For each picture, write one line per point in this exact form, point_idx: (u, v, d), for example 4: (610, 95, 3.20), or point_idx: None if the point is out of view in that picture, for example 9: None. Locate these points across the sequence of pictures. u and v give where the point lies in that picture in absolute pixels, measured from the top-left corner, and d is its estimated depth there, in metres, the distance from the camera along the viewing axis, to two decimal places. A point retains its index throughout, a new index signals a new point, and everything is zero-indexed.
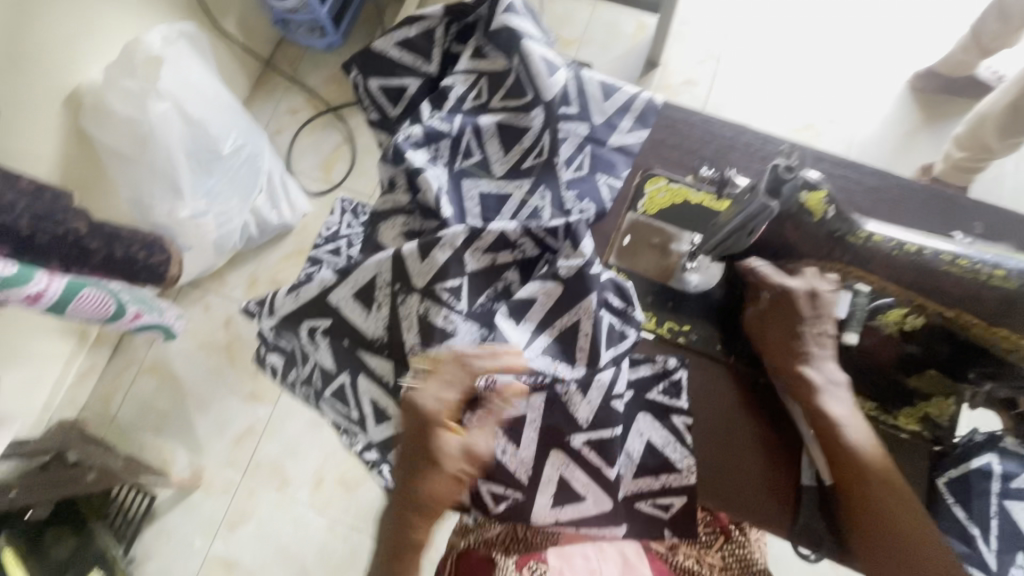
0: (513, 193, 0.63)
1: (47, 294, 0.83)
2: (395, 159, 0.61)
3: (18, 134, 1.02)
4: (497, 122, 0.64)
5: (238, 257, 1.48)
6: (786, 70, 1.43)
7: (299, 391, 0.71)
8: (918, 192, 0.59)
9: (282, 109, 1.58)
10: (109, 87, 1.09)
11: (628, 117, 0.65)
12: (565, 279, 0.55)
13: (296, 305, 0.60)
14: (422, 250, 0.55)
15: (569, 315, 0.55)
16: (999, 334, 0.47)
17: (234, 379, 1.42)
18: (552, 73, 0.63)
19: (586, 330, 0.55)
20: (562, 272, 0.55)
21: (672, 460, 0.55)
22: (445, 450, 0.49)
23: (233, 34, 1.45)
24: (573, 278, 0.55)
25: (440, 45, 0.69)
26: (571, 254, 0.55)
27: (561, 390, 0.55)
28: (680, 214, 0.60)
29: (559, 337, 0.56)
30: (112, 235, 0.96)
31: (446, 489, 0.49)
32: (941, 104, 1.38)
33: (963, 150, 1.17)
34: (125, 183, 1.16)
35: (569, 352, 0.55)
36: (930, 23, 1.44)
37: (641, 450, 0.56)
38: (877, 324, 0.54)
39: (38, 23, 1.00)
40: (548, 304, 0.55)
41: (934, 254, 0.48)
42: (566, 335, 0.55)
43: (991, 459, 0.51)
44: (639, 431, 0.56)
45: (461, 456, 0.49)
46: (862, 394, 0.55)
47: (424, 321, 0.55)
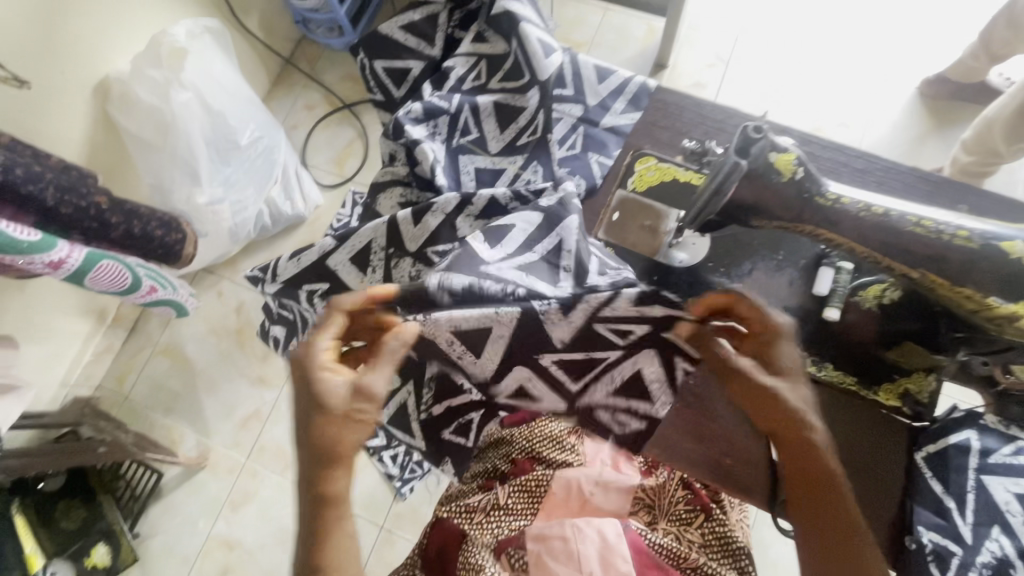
0: (507, 168, 0.67)
1: (68, 262, 0.87)
2: (395, 134, 0.65)
3: (49, 117, 1.07)
4: (495, 101, 0.67)
5: (252, 246, 1.52)
6: (795, 73, 1.44)
7: None
8: (904, 176, 0.61)
9: (300, 105, 1.64)
10: (137, 77, 1.15)
11: (621, 99, 0.67)
12: (547, 209, 0.60)
13: (298, 270, 0.62)
14: (415, 216, 0.60)
15: (551, 239, 0.59)
16: (963, 293, 0.45)
17: (243, 363, 1.46)
18: (548, 55, 0.65)
19: (569, 250, 0.58)
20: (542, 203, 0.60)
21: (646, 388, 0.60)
22: (333, 392, 0.50)
23: (255, 32, 1.51)
24: (552, 206, 0.59)
25: (443, 30, 0.73)
26: (550, 195, 0.60)
27: (539, 306, 0.54)
28: (667, 192, 0.61)
29: (544, 259, 0.58)
30: (131, 212, 1.01)
31: (342, 429, 0.49)
32: (952, 110, 1.38)
33: (971, 154, 1.16)
34: (147, 168, 1.21)
35: (552, 275, 0.57)
36: (941, 30, 1.44)
37: (628, 373, 0.59)
38: (857, 299, 0.55)
39: (74, 14, 1.07)
40: (527, 230, 0.59)
41: (900, 215, 0.45)
42: (551, 256, 0.58)
43: (970, 436, 0.52)
44: (635, 360, 0.59)
45: (349, 396, 0.50)
46: (840, 369, 0.56)
47: (416, 283, 0.60)
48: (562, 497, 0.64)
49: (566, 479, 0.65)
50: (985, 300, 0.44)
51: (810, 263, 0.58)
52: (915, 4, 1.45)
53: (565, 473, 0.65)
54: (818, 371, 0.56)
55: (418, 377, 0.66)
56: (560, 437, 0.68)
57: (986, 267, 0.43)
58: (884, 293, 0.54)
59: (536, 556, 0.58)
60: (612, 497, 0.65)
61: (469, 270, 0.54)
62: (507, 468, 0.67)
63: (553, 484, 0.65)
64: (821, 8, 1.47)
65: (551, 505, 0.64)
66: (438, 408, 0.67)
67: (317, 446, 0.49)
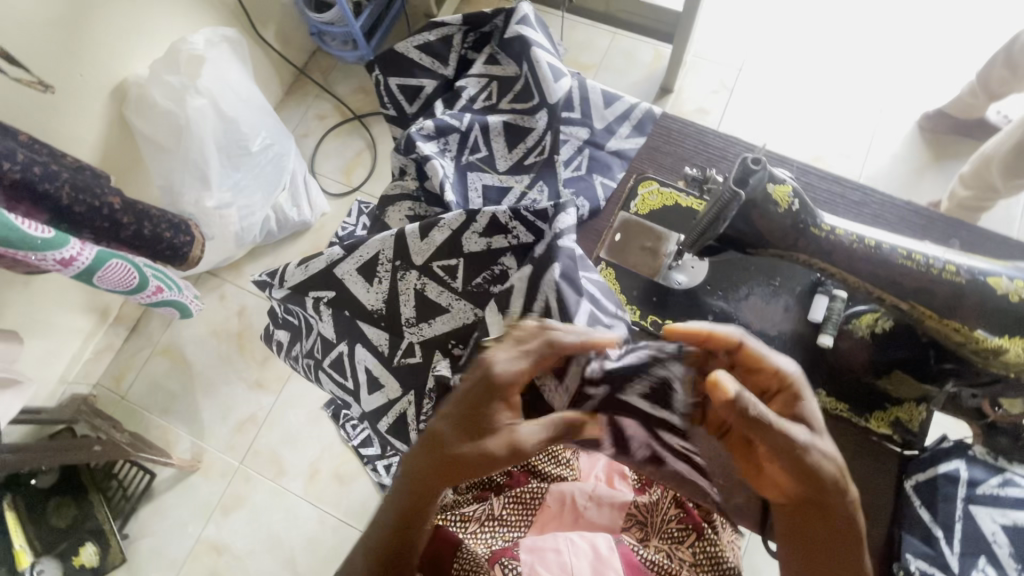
0: (513, 186, 0.69)
1: (78, 260, 0.89)
2: (406, 149, 0.68)
3: (66, 118, 1.10)
4: (503, 121, 0.70)
5: (257, 250, 1.54)
6: (797, 103, 1.48)
7: (301, 364, 0.76)
8: (899, 209, 0.62)
9: (311, 114, 1.67)
10: (154, 82, 1.17)
11: (626, 124, 0.69)
12: (538, 258, 0.58)
13: (305, 276, 0.64)
14: (422, 230, 0.61)
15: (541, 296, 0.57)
16: (951, 325, 0.46)
17: (241, 367, 1.46)
18: (557, 79, 0.68)
19: (553, 304, 0.56)
20: (537, 252, 0.59)
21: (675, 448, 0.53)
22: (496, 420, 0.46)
23: (271, 42, 1.54)
24: (543, 253, 0.58)
25: (457, 51, 0.76)
26: (546, 234, 0.59)
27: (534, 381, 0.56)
28: (670, 216, 0.62)
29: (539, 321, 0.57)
30: (142, 213, 1.03)
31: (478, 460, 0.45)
32: (951, 144, 1.41)
33: (968, 188, 1.18)
34: (158, 170, 1.23)
35: None
36: (942, 67, 1.47)
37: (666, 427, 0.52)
38: (850, 327, 0.57)
39: (97, 19, 1.10)
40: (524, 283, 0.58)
41: (891, 248, 0.47)
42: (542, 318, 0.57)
43: (958, 465, 0.52)
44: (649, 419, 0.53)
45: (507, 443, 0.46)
46: (832, 396, 0.57)
47: (421, 296, 0.62)
48: (556, 510, 0.65)
49: (560, 491, 0.66)
50: (971, 332, 0.45)
51: (805, 289, 0.60)
52: (916, 41, 1.49)
53: (559, 486, 0.66)
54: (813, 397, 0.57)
55: (419, 388, 0.63)
56: (556, 452, 0.70)
57: (971, 300, 0.45)
58: (877, 322, 0.56)
59: (530, 567, 0.58)
60: (605, 513, 0.66)
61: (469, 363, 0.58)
62: (502, 480, 0.67)
63: (547, 496, 0.66)
64: (823, 42, 1.51)
65: (545, 517, 0.65)
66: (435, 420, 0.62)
67: (455, 471, 0.45)
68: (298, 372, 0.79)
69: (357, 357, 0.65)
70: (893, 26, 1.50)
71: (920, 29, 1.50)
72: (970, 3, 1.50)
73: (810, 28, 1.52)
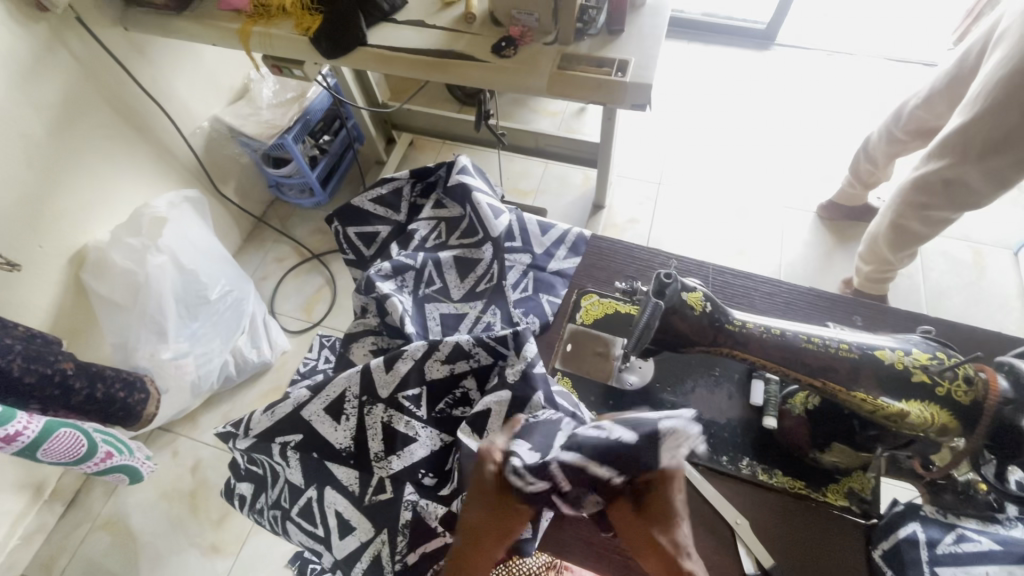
0: (468, 312, 0.75)
1: (22, 436, 0.87)
2: (366, 290, 0.74)
3: (19, 290, 1.10)
4: (454, 256, 0.79)
5: (214, 399, 1.49)
6: (711, 206, 1.69)
7: (267, 518, 0.72)
8: (804, 292, 0.72)
9: (270, 258, 1.74)
10: (115, 245, 1.22)
11: (563, 247, 0.77)
12: (513, 384, 0.60)
13: (270, 422, 0.66)
14: (387, 362, 0.64)
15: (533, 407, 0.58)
16: (859, 397, 0.51)
17: (194, 531, 1.33)
18: (496, 216, 0.79)
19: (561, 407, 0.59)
20: (509, 379, 0.61)
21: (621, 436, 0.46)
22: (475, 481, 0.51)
23: (231, 197, 1.65)
24: (517, 380, 0.60)
25: (407, 199, 0.87)
26: (516, 360, 0.61)
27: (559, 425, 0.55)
28: (611, 323, 0.69)
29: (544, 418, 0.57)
30: (97, 374, 1.03)
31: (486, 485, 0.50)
32: (849, 228, 1.62)
33: (869, 265, 1.34)
34: (113, 330, 1.23)
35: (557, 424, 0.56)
36: (823, 165, 1.74)
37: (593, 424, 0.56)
38: (788, 406, 0.62)
39: (65, 196, 1.16)
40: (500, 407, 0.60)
41: (793, 334, 0.54)
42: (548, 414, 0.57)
43: (915, 528, 0.55)
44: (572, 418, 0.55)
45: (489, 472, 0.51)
46: (786, 475, 0.60)
47: (387, 428, 0.63)
48: None
49: None
50: (877, 400, 0.50)
51: (743, 377, 0.66)
52: (797, 151, 1.77)
53: None
54: (770, 478, 0.60)
55: (392, 525, 0.60)
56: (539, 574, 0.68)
57: (867, 372, 0.50)
58: (807, 400, 0.61)
59: None
60: None
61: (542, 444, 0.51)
62: None
63: None
64: (723, 155, 1.78)
65: None
66: (412, 556, 0.58)
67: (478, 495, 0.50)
68: (262, 527, 0.75)
69: (327, 502, 0.63)
70: (775, 139, 1.80)
71: (797, 139, 1.79)
72: (830, 120, 1.82)
73: (710, 150, 1.79)
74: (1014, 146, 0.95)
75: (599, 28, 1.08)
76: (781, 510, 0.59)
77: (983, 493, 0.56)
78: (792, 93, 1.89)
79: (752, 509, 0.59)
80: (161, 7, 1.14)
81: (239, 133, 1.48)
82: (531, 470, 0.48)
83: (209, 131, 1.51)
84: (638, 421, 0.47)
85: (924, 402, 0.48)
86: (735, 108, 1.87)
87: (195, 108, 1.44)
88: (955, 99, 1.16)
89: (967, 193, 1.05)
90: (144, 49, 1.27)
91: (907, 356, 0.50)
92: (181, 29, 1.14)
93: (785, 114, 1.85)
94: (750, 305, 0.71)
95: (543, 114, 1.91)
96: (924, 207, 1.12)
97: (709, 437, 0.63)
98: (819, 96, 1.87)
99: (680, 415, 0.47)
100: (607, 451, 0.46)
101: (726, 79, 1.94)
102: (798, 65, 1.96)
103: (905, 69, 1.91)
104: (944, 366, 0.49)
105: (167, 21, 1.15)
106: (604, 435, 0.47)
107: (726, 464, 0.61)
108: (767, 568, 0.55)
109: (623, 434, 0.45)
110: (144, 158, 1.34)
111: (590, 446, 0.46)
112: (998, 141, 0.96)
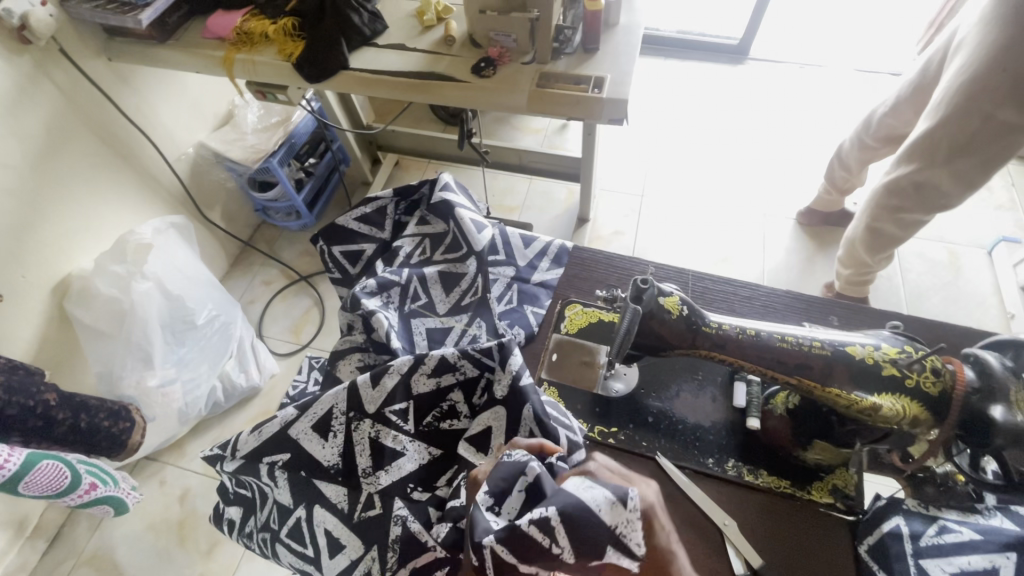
0: (454, 326, 0.76)
1: (4, 468, 0.86)
2: (352, 306, 0.75)
3: (2, 321, 1.09)
4: (439, 271, 0.80)
5: (202, 425, 1.47)
6: (693, 216, 1.72)
7: (256, 541, 0.71)
8: (780, 295, 0.74)
9: (258, 281, 1.73)
10: (99, 274, 1.21)
11: (546, 259, 0.79)
12: (504, 399, 0.61)
13: (258, 442, 0.65)
14: (373, 378, 0.64)
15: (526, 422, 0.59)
16: (833, 392, 0.52)
17: (183, 562, 1.29)
18: (480, 230, 0.80)
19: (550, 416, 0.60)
20: (498, 394, 0.61)
21: (554, 551, 0.39)
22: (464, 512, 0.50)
23: (217, 222, 1.65)
24: (506, 395, 0.60)
25: (391, 217, 0.89)
26: (502, 375, 0.61)
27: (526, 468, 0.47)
28: (596, 331, 0.70)
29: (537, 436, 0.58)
30: (81, 404, 1.01)
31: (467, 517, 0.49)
32: (827, 233, 1.66)
33: (848, 267, 1.36)
34: (97, 359, 1.21)
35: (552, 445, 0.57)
36: (799, 173, 1.79)
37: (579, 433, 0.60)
38: (771, 407, 0.63)
39: (48, 226, 1.16)
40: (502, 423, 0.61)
41: (768, 334, 0.55)
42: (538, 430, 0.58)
43: (899, 521, 0.56)
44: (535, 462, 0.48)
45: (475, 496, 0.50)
46: (771, 474, 0.61)
47: (375, 443, 0.63)
48: None
49: None
50: (850, 395, 0.51)
51: (725, 379, 0.67)
52: (773, 159, 1.82)
53: None
54: (756, 478, 0.61)
55: (383, 540, 0.59)
56: None
57: (840, 367, 0.52)
58: (787, 400, 0.62)
59: None
60: None
61: (494, 497, 0.46)
62: None
63: None
64: (703, 166, 1.82)
65: None
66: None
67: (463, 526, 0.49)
68: (252, 551, 0.74)
69: (315, 521, 0.63)
70: (752, 148, 1.85)
71: (772, 148, 1.85)
72: (804, 129, 1.88)
73: (689, 161, 1.83)
74: (977, 149, 0.99)
75: (575, 46, 1.11)
76: (767, 509, 0.60)
77: (961, 484, 0.57)
78: (765, 105, 1.95)
79: (740, 509, 0.60)
80: (145, 37, 1.16)
81: (224, 158, 1.48)
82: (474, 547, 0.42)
83: (194, 157, 1.52)
84: (584, 524, 0.39)
85: (895, 395, 0.50)
86: (712, 121, 1.92)
87: (180, 135, 1.45)
88: (920, 106, 1.20)
89: (936, 195, 1.09)
90: (128, 78, 1.28)
91: (877, 351, 0.51)
92: (164, 58, 1.16)
93: (760, 125, 1.90)
94: (727, 307, 0.73)
95: (525, 131, 1.95)
96: (896, 210, 1.15)
97: (694, 440, 0.64)
98: (791, 106, 1.94)
99: (629, 529, 0.40)
100: (539, 552, 0.40)
101: (702, 92, 2.00)
102: (771, 78, 2.02)
103: (874, 78, 1.98)
104: (912, 359, 0.50)
105: (151, 51, 1.16)
106: (544, 542, 0.40)
107: (712, 466, 0.62)
108: (757, 568, 0.55)
109: (562, 547, 0.39)
110: (129, 185, 1.35)
111: (525, 546, 0.40)
112: (962, 145, 1.00)
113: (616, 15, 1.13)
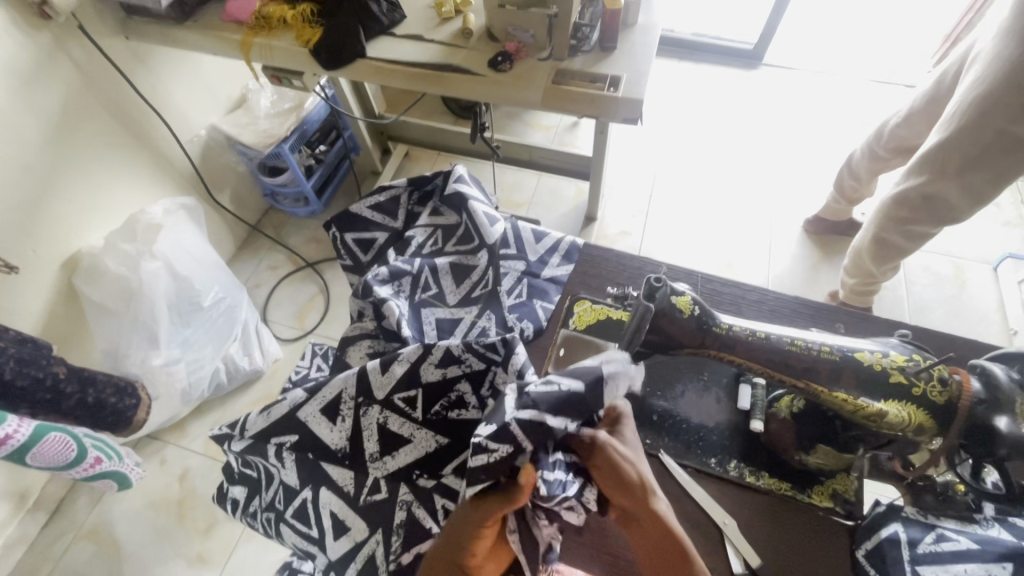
0: (463, 317, 0.77)
1: (13, 439, 0.87)
2: (363, 294, 0.75)
3: (12, 294, 1.10)
4: (450, 262, 0.80)
5: (204, 406, 1.48)
6: (701, 219, 1.72)
7: (260, 521, 0.72)
8: (790, 299, 0.75)
9: (264, 266, 1.74)
10: (109, 251, 1.22)
11: (556, 254, 0.79)
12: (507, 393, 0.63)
13: (266, 423, 0.66)
14: (383, 365, 0.65)
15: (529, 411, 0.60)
16: (839, 397, 0.53)
17: (181, 539, 1.31)
18: (492, 224, 0.81)
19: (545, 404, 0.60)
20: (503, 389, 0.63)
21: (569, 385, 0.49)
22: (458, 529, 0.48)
23: (226, 205, 1.66)
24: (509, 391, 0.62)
25: (405, 207, 0.89)
26: (507, 373, 0.62)
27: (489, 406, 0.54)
28: (604, 328, 0.70)
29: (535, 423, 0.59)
30: (89, 379, 1.02)
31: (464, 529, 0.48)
32: (834, 242, 1.66)
33: (854, 277, 1.36)
34: (104, 336, 1.22)
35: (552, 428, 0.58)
36: (808, 181, 1.79)
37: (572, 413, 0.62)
38: (774, 410, 0.63)
39: (60, 201, 1.17)
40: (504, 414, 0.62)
41: (777, 337, 0.56)
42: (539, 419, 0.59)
43: (897, 527, 0.57)
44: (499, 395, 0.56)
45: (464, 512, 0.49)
46: (773, 476, 0.62)
47: (383, 429, 0.64)
48: None
49: None
50: (856, 400, 0.52)
51: (731, 381, 0.68)
52: (782, 166, 1.82)
53: None
54: (757, 480, 0.62)
55: (387, 524, 0.61)
56: None
57: (847, 372, 0.53)
58: (792, 404, 0.62)
59: None
60: None
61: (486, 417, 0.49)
62: None
63: None
64: (712, 170, 1.82)
65: None
66: (407, 556, 0.60)
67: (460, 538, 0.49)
68: (255, 531, 0.75)
69: (321, 503, 0.64)
70: (762, 154, 1.85)
71: (782, 154, 1.85)
72: (814, 137, 1.88)
73: (699, 164, 1.83)
74: (989, 163, 1.00)
75: (592, 45, 1.11)
76: (767, 510, 0.61)
77: (961, 494, 0.58)
78: (777, 111, 1.95)
79: (741, 509, 0.61)
80: (164, 17, 1.16)
81: (236, 141, 1.49)
82: (492, 438, 0.46)
83: (206, 139, 1.52)
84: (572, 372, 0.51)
85: (902, 402, 0.50)
86: (723, 125, 1.92)
87: (193, 117, 1.46)
88: (933, 118, 1.20)
89: (946, 209, 1.09)
90: (144, 58, 1.29)
91: (885, 358, 0.52)
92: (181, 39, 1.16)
93: (771, 131, 1.90)
94: (731, 306, 0.74)
95: (536, 127, 1.95)
96: (905, 221, 1.15)
97: (697, 440, 0.64)
98: (803, 114, 1.93)
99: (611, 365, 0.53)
100: (561, 402, 0.48)
101: (714, 96, 2.00)
102: (784, 85, 2.02)
103: (888, 89, 1.98)
104: (920, 368, 0.51)
105: (168, 31, 1.17)
106: (556, 387, 0.48)
107: (715, 466, 0.63)
108: (755, 568, 0.57)
109: (573, 385, 0.48)
110: (141, 165, 1.35)
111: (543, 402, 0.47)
112: (974, 159, 1.00)
113: (634, 14, 1.13)
